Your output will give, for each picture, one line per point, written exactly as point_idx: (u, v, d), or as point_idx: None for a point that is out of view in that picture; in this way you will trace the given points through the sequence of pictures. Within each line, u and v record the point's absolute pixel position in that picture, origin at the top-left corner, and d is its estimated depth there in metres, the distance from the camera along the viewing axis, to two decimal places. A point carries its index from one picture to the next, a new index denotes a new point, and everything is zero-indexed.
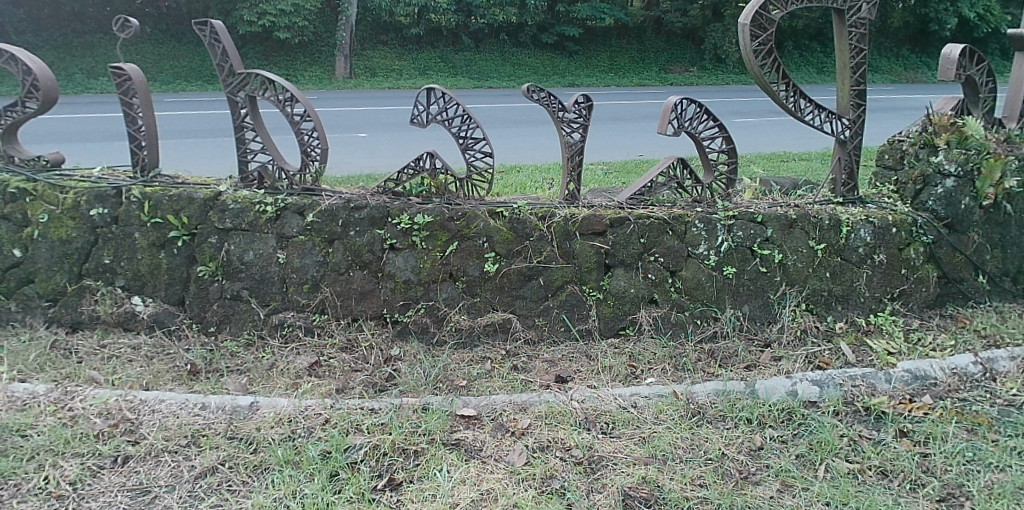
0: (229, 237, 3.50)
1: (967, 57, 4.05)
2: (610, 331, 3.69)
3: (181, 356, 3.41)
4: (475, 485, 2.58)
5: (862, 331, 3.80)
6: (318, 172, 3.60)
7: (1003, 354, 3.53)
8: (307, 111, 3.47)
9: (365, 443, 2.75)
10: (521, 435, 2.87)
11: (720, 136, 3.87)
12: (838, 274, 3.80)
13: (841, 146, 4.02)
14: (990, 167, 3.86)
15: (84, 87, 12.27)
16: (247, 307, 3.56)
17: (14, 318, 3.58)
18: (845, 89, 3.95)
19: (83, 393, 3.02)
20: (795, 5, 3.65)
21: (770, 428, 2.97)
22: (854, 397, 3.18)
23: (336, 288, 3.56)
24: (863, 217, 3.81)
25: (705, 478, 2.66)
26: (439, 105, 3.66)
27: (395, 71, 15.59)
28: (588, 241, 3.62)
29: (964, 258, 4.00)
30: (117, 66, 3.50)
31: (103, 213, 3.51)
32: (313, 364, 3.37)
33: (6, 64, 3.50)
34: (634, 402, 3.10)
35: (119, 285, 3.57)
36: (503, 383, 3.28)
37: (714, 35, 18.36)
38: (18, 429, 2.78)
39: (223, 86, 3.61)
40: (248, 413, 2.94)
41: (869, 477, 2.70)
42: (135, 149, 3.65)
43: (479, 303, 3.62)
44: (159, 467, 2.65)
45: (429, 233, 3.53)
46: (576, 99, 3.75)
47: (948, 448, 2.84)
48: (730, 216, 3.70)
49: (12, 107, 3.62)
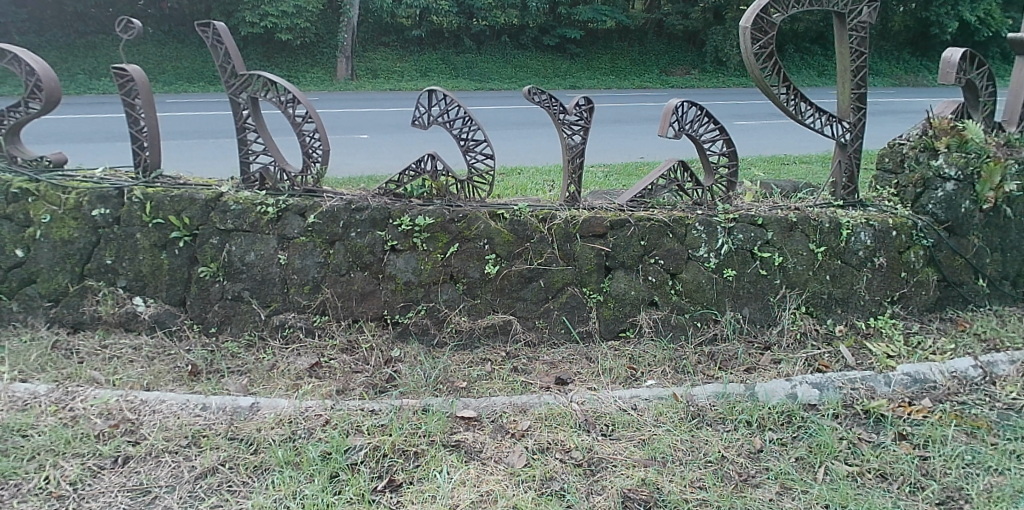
0: (230, 238, 3.51)
1: (968, 61, 4.06)
2: (610, 333, 3.69)
3: (182, 356, 3.42)
4: (475, 486, 2.59)
5: (861, 334, 3.80)
6: (319, 173, 3.61)
7: (1003, 358, 3.54)
8: (309, 112, 3.49)
9: (365, 444, 2.75)
10: (521, 437, 2.88)
11: (721, 139, 3.88)
12: (838, 277, 3.81)
13: (841, 149, 4.03)
14: (990, 171, 3.89)
15: (86, 88, 12.29)
16: (248, 308, 3.56)
17: (15, 318, 3.59)
18: (845, 92, 3.95)
19: (84, 393, 3.03)
20: (796, 9, 3.66)
21: (770, 430, 2.97)
22: (854, 400, 3.19)
23: (337, 290, 3.56)
24: (863, 220, 3.81)
25: (705, 480, 2.66)
26: (440, 107, 3.67)
27: (397, 73, 15.61)
28: (588, 243, 3.63)
29: (964, 261, 4.01)
30: (119, 67, 3.51)
31: (105, 214, 3.52)
32: (313, 366, 3.38)
33: (10, 64, 3.51)
34: (634, 404, 3.11)
35: (120, 285, 3.57)
36: (503, 385, 3.29)
37: (715, 38, 18.38)
38: (19, 429, 2.79)
39: (225, 88, 3.62)
40: (249, 414, 2.94)
41: (869, 480, 2.70)
42: (137, 150, 3.67)
43: (479, 305, 3.63)
44: (160, 468, 2.66)
45: (430, 235, 3.54)
46: (576, 102, 3.75)
47: (947, 451, 2.84)
48: (730, 219, 3.70)
49: (15, 107, 3.62)
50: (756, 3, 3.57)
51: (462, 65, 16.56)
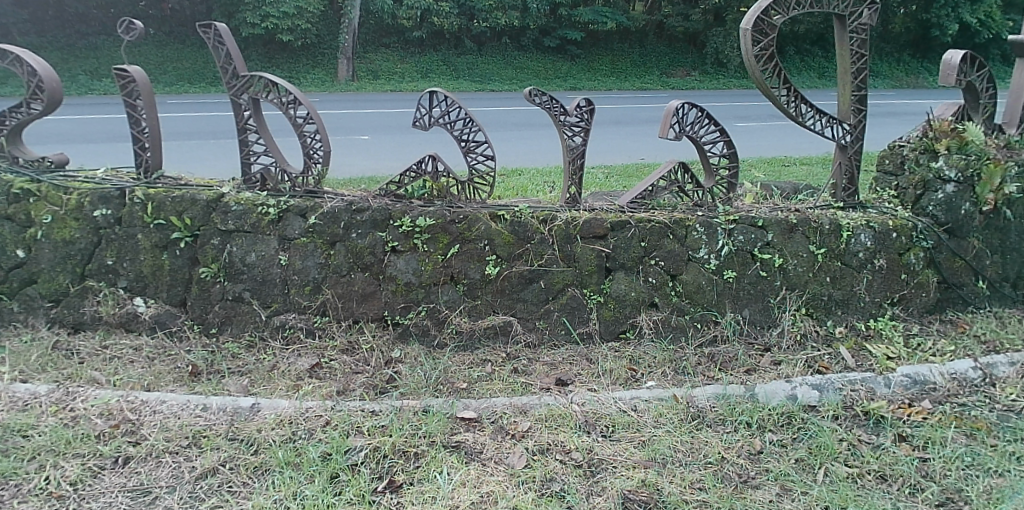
0: (231, 239, 3.52)
1: (968, 63, 4.05)
2: (610, 334, 3.70)
3: (183, 357, 3.42)
4: (476, 487, 2.59)
5: (861, 335, 3.81)
6: (321, 173, 3.62)
7: (1003, 360, 3.54)
8: (311, 113, 3.50)
9: (366, 445, 2.76)
10: (521, 438, 2.88)
11: (721, 141, 3.88)
12: (838, 278, 3.81)
13: (842, 151, 4.04)
14: (990, 173, 3.89)
15: (87, 89, 12.30)
16: (248, 309, 3.57)
17: (16, 319, 3.59)
18: (845, 94, 3.96)
19: (85, 394, 3.03)
20: (797, 11, 3.67)
21: (770, 432, 2.97)
22: (854, 401, 3.19)
23: (337, 290, 3.57)
24: (863, 222, 3.82)
25: (705, 481, 2.66)
26: (441, 108, 3.67)
27: (398, 74, 15.62)
28: (588, 244, 3.63)
29: (963, 263, 4.01)
30: (120, 68, 3.52)
31: (106, 214, 3.53)
32: (314, 366, 3.38)
33: (12, 65, 3.52)
34: (634, 405, 3.11)
35: (121, 286, 3.58)
36: (504, 386, 3.29)
37: (715, 40, 18.39)
38: (20, 430, 2.79)
39: (227, 89, 3.63)
40: (249, 414, 2.95)
41: (868, 481, 2.71)
42: (139, 151, 3.68)
43: (479, 306, 3.63)
44: (160, 468, 2.66)
45: (430, 236, 3.55)
46: (577, 103, 3.76)
47: (947, 453, 2.85)
48: (730, 221, 3.71)
49: (17, 108, 3.63)
50: (757, 5, 3.58)
51: (462, 66, 16.58)
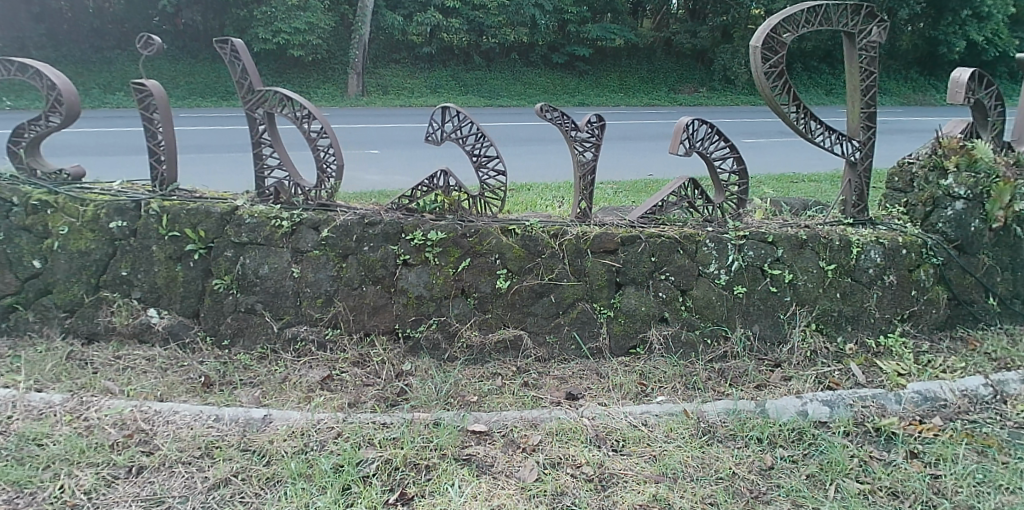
0: (245, 251, 3.55)
1: (977, 81, 4.08)
2: (621, 350, 3.71)
3: (195, 368, 3.45)
4: (487, 500, 2.60)
5: (872, 352, 3.80)
6: (334, 187, 3.67)
7: (1014, 377, 3.53)
8: (324, 128, 3.55)
9: (377, 457, 2.78)
10: (532, 451, 2.89)
11: (732, 157, 3.93)
12: (849, 294, 3.82)
13: (851, 168, 4.05)
14: (999, 190, 3.85)
15: (100, 102, 12.45)
16: (260, 320, 3.60)
17: (31, 328, 3.63)
18: (856, 111, 3.99)
19: (99, 403, 3.06)
20: (805, 29, 3.71)
21: (781, 447, 2.97)
22: (865, 417, 3.19)
23: (349, 303, 3.59)
24: (872, 238, 3.83)
25: (716, 496, 2.67)
26: (454, 123, 3.76)
27: (407, 89, 15.73)
28: (599, 259, 3.65)
29: (974, 280, 4.01)
30: (138, 82, 3.58)
31: (122, 226, 3.56)
32: (325, 379, 3.41)
33: (31, 79, 3.57)
34: (644, 420, 3.11)
35: (135, 297, 3.61)
36: (514, 400, 3.30)
37: (723, 56, 18.51)
38: (35, 438, 2.82)
39: (242, 104, 3.68)
40: (262, 425, 2.97)
41: (880, 498, 2.69)
42: (155, 163, 3.71)
43: (490, 320, 3.65)
44: (173, 478, 2.68)
45: (442, 249, 3.58)
46: (588, 119, 3.81)
47: (958, 470, 2.84)
48: (741, 236, 3.72)
49: (35, 121, 3.68)
50: (766, 23, 3.59)
51: (472, 82, 16.72)
